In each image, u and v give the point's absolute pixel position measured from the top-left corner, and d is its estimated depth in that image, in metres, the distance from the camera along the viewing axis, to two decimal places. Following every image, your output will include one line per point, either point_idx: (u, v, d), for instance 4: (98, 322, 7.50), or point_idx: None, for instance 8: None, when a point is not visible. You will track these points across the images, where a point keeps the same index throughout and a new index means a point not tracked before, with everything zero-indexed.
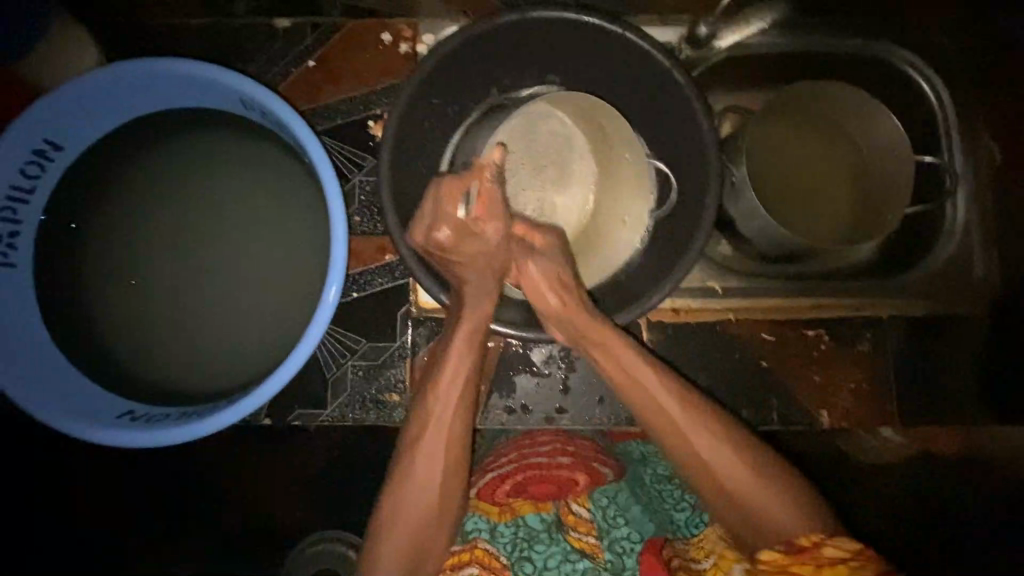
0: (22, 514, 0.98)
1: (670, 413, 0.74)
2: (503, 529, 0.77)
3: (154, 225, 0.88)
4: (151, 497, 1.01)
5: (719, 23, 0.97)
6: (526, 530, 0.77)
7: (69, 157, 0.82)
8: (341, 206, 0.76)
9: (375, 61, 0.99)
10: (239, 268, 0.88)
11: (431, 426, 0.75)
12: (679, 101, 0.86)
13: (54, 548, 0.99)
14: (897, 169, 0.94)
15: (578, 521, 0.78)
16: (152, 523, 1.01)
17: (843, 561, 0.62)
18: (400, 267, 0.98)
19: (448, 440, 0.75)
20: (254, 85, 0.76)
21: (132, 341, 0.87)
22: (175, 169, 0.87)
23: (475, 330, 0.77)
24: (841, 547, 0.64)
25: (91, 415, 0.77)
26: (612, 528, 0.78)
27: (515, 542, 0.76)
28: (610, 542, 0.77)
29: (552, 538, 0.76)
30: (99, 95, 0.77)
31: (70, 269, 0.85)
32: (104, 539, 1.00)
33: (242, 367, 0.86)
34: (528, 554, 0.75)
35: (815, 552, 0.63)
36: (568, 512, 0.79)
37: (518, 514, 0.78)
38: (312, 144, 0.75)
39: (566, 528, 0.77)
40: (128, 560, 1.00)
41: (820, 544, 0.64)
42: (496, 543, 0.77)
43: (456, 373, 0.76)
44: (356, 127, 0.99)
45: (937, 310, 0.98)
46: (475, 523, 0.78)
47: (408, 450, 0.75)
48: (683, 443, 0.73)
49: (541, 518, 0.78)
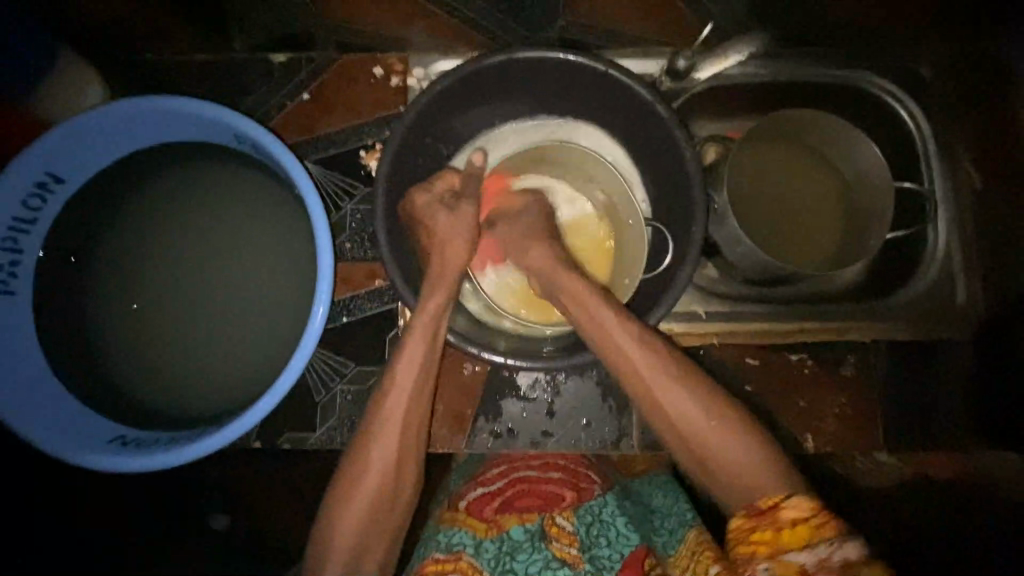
0: (15, 517, 0.92)
1: (641, 372, 0.75)
2: (487, 543, 0.74)
3: (153, 253, 0.91)
4: (152, 497, 0.98)
5: (698, 56, 1.00)
6: (510, 541, 0.75)
7: (70, 189, 0.85)
8: (328, 235, 0.79)
9: (367, 93, 1.03)
10: (230, 295, 0.91)
11: (387, 409, 0.78)
12: (662, 132, 0.88)
13: (53, 549, 0.90)
14: (875, 196, 0.97)
15: (561, 532, 0.76)
16: (153, 523, 0.96)
17: (806, 521, 0.61)
18: (389, 292, 1.00)
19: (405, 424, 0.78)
20: (248, 121, 0.79)
21: (134, 362, 0.89)
22: (172, 200, 0.91)
23: (438, 324, 0.82)
24: (799, 508, 0.62)
25: (83, 440, 0.78)
26: (595, 544, 0.75)
27: (498, 556, 0.73)
28: (592, 557, 0.73)
29: (535, 546, 0.74)
30: (100, 131, 0.81)
31: (67, 294, 0.88)
32: (105, 538, 0.93)
33: (232, 392, 0.88)
34: (510, 564, 0.72)
35: (774, 514, 0.63)
36: (552, 523, 0.77)
37: (503, 528, 0.76)
38: (302, 177, 0.78)
39: (548, 538, 0.75)
40: (128, 561, 0.92)
41: (779, 505, 0.63)
42: (480, 558, 0.73)
43: (418, 350, 0.80)
44: (350, 157, 1.02)
45: (920, 334, 0.98)
46: (457, 538, 0.74)
47: (369, 426, 0.78)
48: (658, 401, 0.74)
49: (524, 529, 0.76)
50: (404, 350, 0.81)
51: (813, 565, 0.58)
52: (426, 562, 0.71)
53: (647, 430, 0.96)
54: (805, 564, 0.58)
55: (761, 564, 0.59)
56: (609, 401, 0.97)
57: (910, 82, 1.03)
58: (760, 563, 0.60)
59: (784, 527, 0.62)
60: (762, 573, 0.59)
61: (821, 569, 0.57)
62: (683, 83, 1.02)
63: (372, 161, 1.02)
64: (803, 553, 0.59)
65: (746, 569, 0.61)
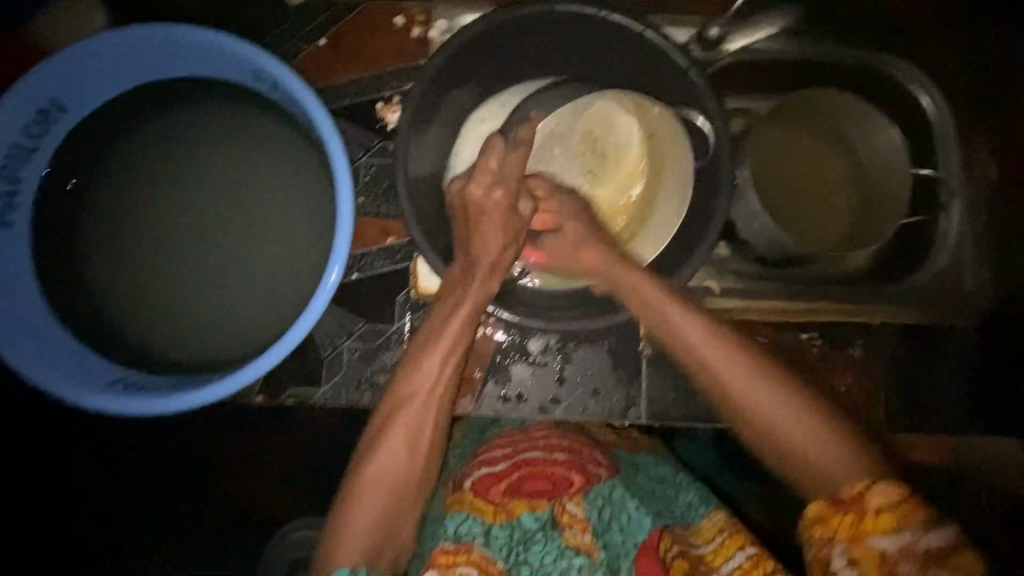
0: (22, 514, 0.98)
1: (712, 367, 0.81)
2: (497, 530, 0.77)
3: (159, 197, 0.87)
4: (150, 496, 1.01)
5: (731, 27, 0.99)
6: (521, 529, 0.77)
7: (74, 119, 0.81)
8: (348, 183, 0.76)
9: (386, 44, 0.99)
10: (239, 244, 0.87)
11: (406, 402, 0.80)
12: (693, 98, 0.86)
13: (54, 548, 0.99)
14: (892, 180, 0.97)
15: (573, 520, 0.78)
16: (153, 523, 1.01)
17: (887, 510, 0.67)
18: (402, 250, 0.97)
19: (415, 446, 0.78)
20: (269, 58, 0.76)
21: (137, 311, 0.86)
22: (180, 140, 0.87)
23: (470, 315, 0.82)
24: (886, 496, 0.68)
25: (86, 381, 0.75)
26: (607, 530, 0.78)
27: (510, 545, 0.76)
28: (606, 544, 0.77)
29: (548, 536, 0.76)
30: (107, 59, 0.77)
31: (70, 248, 0.84)
32: (104, 539, 1.01)
33: (237, 343, 0.86)
34: (523, 555, 0.75)
35: (859, 503, 0.69)
36: (563, 510, 0.79)
37: (513, 514, 0.78)
38: (325, 122, 0.75)
39: (560, 527, 0.77)
40: (128, 559, 1.01)
41: (862, 494, 0.69)
42: (490, 547, 0.75)
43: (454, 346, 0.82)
44: (365, 108, 0.99)
45: (927, 318, 1.00)
46: (465, 526, 0.76)
47: (390, 416, 0.79)
48: (746, 404, 0.79)
49: (535, 517, 0.77)
50: (426, 352, 0.82)
51: (896, 549, 0.66)
52: (436, 552, 0.75)
53: (656, 401, 0.97)
54: (889, 549, 0.66)
55: (838, 547, 0.68)
56: (619, 369, 0.97)
57: (932, 65, 1.02)
58: (838, 544, 0.68)
59: (868, 516, 0.68)
60: (840, 554, 0.68)
61: (901, 552, 0.66)
62: (713, 53, 1.01)
63: (389, 114, 0.99)
64: (887, 537, 0.66)
65: (825, 551, 0.69)
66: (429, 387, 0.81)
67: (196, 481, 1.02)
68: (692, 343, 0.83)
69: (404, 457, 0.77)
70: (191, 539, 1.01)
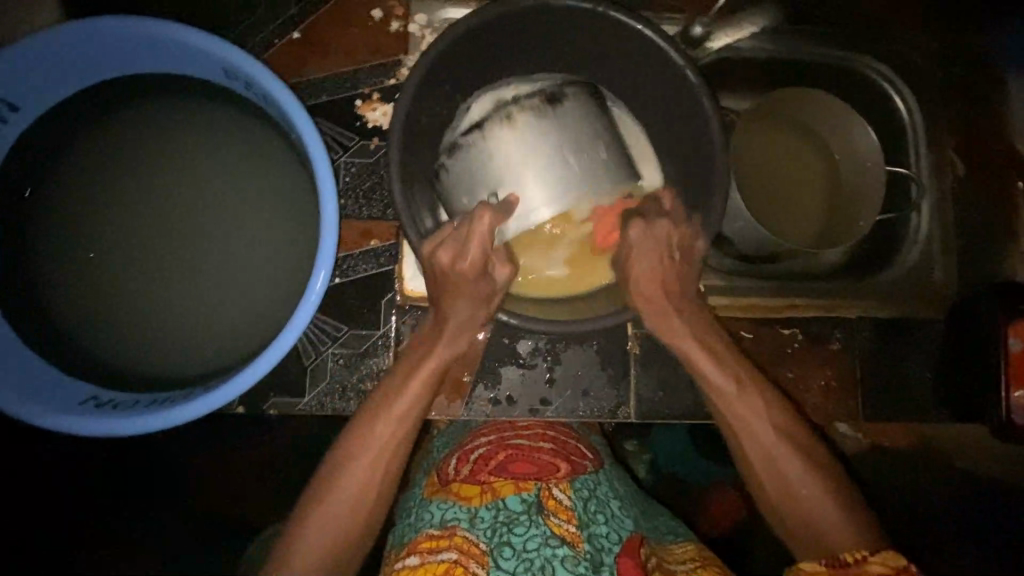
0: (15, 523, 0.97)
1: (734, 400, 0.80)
2: (482, 512, 0.74)
3: (119, 202, 0.82)
4: (136, 506, 1.00)
5: (713, 25, 0.99)
6: (505, 510, 0.74)
7: (27, 119, 0.76)
8: (332, 187, 0.73)
9: (364, 38, 0.95)
10: (210, 251, 0.83)
11: (372, 432, 0.76)
12: (685, 98, 0.85)
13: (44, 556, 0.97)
14: (867, 177, 0.99)
15: (557, 506, 0.75)
16: (140, 533, 1.01)
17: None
18: (386, 253, 0.95)
19: (381, 452, 0.75)
20: (242, 55, 0.71)
21: (101, 320, 0.81)
22: (144, 140, 0.82)
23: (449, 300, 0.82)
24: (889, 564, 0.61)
25: (53, 402, 0.71)
26: (594, 521, 0.76)
27: (494, 525, 0.73)
28: (591, 535, 0.73)
29: (532, 520, 0.73)
30: (58, 54, 0.71)
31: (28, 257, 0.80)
32: (97, 545, 1.00)
33: (214, 356, 0.82)
34: (506, 536, 0.72)
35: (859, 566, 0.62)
36: (548, 495, 0.76)
37: (498, 494, 0.75)
38: (306, 125, 0.72)
39: (546, 512, 0.74)
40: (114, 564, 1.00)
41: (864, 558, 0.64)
42: (474, 530, 0.72)
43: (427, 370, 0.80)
44: (344, 106, 0.95)
45: (896, 313, 1.03)
46: (451, 512, 0.74)
47: (353, 442, 0.76)
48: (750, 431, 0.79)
49: (521, 499, 0.75)
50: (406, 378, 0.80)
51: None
52: (419, 538, 0.73)
53: (644, 400, 0.97)
54: None
55: None
56: (607, 368, 0.97)
57: (906, 64, 1.05)
58: None
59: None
60: None
61: None
62: (696, 50, 0.99)
63: (369, 112, 0.95)
64: None
65: None
66: (396, 425, 0.77)
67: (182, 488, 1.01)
68: (710, 378, 0.82)
69: (359, 494, 0.73)
70: (198, 536, 1.02)
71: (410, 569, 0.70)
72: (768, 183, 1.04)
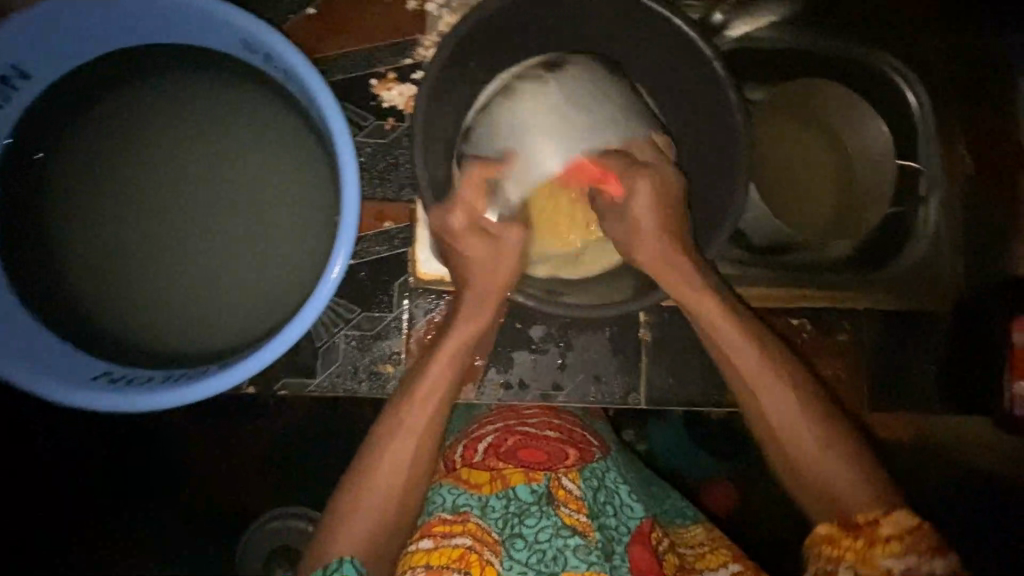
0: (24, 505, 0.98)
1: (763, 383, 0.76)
2: (493, 501, 0.74)
3: (130, 176, 0.80)
4: (143, 488, 1.00)
5: (734, 13, 1.01)
6: (516, 500, 0.73)
7: (37, 88, 0.74)
8: (352, 162, 0.71)
9: (381, 14, 0.94)
10: (224, 227, 0.82)
11: (402, 426, 0.75)
12: (707, 84, 0.84)
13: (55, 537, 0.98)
14: (877, 171, 1.01)
15: (568, 496, 0.74)
16: (148, 516, 1.01)
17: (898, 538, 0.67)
18: (401, 236, 0.94)
19: (413, 447, 0.74)
20: (261, 25, 0.70)
21: (113, 296, 0.80)
22: (157, 113, 0.80)
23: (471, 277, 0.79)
24: (895, 523, 0.68)
25: (65, 376, 0.70)
26: (603, 512, 0.75)
27: (505, 516, 0.73)
28: (601, 526, 0.73)
29: (543, 511, 0.73)
30: (72, 21, 0.69)
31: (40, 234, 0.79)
32: (105, 527, 1.00)
33: (227, 334, 0.81)
34: (518, 528, 0.72)
35: (872, 530, 0.68)
36: (558, 485, 0.75)
37: (509, 483, 0.74)
38: (325, 98, 0.70)
39: (556, 502, 0.74)
40: (122, 545, 1.00)
41: (878, 521, 0.68)
42: (486, 518, 0.73)
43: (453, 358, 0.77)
44: (359, 85, 0.94)
45: (904, 305, 1.04)
46: (462, 498, 0.74)
47: (382, 435, 0.75)
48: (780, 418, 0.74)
49: (532, 489, 0.74)
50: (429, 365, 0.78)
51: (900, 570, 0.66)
52: (433, 522, 0.73)
53: (655, 387, 0.98)
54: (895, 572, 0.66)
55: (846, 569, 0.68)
56: (619, 354, 0.97)
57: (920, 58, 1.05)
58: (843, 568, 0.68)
59: (878, 540, 0.68)
60: None
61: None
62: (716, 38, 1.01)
63: (384, 91, 0.94)
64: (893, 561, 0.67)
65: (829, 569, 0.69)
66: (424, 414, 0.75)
67: (189, 471, 1.01)
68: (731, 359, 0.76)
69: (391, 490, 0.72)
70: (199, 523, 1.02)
71: (425, 552, 0.71)
72: (779, 174, 1.05)
